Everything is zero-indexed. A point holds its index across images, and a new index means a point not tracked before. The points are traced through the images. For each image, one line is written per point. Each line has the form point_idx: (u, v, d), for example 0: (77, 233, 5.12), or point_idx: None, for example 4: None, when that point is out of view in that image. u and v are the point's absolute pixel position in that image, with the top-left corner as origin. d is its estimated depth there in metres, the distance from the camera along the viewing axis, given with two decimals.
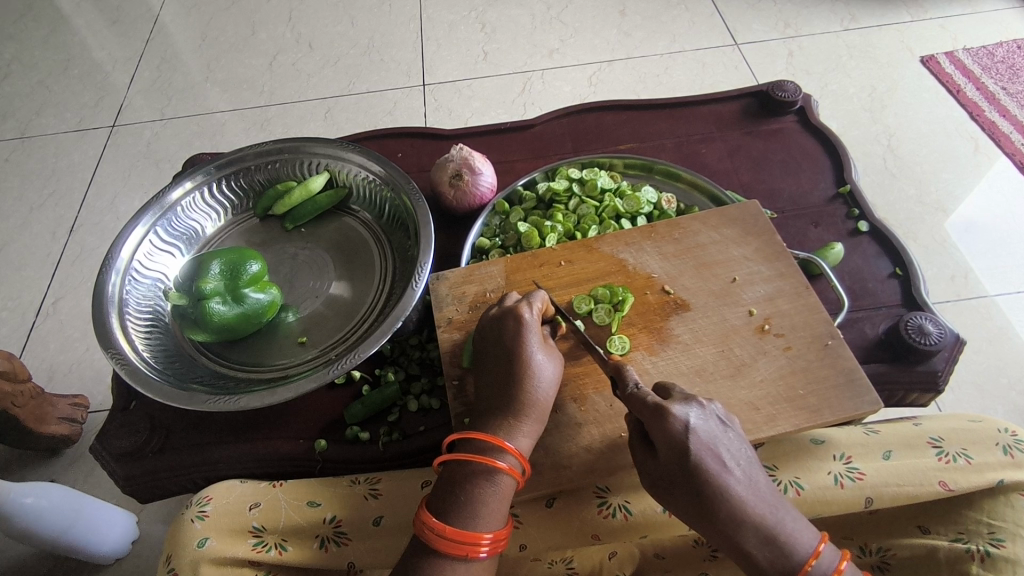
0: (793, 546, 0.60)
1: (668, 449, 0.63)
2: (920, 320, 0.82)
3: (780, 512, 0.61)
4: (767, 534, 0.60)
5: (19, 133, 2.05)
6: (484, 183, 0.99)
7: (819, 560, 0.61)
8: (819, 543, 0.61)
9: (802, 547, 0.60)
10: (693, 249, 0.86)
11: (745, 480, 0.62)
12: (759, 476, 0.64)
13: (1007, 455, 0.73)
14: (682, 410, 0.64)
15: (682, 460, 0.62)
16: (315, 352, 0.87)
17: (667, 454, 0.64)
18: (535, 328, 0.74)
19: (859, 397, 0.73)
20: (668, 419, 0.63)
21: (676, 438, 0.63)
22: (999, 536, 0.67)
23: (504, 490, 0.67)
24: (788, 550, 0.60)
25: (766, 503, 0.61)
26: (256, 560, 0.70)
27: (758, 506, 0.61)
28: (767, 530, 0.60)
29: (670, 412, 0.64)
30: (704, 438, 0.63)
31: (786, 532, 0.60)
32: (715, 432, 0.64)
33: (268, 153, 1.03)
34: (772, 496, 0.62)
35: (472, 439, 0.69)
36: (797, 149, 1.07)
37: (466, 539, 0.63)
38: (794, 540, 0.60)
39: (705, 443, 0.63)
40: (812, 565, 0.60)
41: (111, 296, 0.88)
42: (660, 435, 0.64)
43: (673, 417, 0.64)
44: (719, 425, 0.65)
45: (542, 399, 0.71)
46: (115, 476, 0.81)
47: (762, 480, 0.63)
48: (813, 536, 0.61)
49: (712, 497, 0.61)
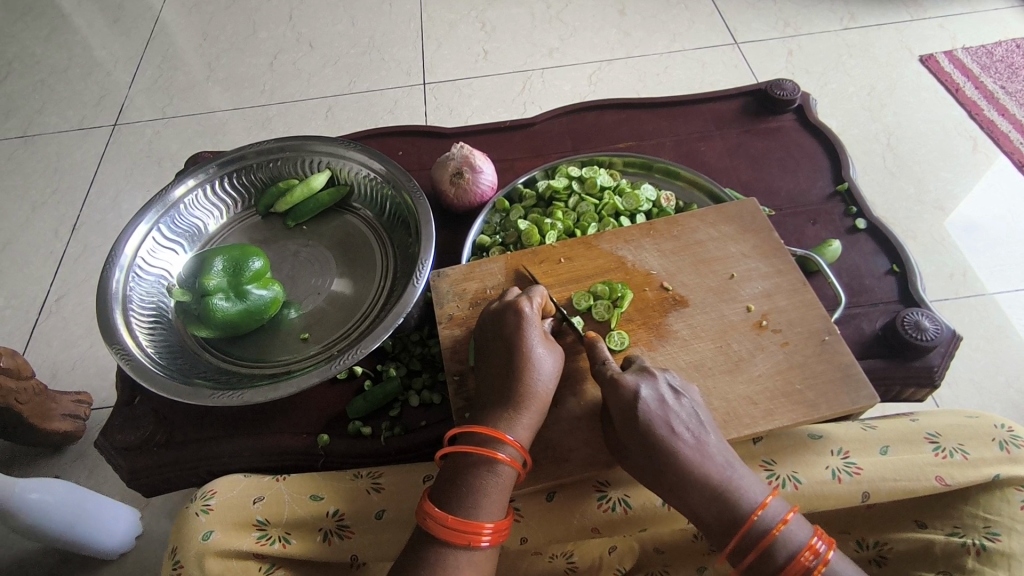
0: (738, 502, 0.64)
1: (621, 416, 0.69)
2: (916, 316, 0.83)
3: (727, 470, 0.65)
4: (712, 491, 0.64)
5: (20, 132, 2.05)
6: (484, 181, 1.00)
7: (764, 513, 0.63)
8: (766, 497, 0.64)
9: (747, 501, 0.64)
10: (692, 246, 0.87)
11: (693, 442, 0.67)
12: (710, 438, 0.68)
13: (1004, 450, 0.73)
14: (633, 380, 0.70)
15: (633, 425, 0.68)
16: (318, 348, 0.88)
17: (619, 420, 0.69)
18: (535, 321, 0.75)
19: (856, 392, 0.74)
20: (619, 387, 0.69)
21: (626, 404, 0.69)
22: (994, 530, 0.68)
23: (505, 481, 0.68)
24: (732, 505, 0.64)
25: (712, 462, 0.66)
26: (261, 553, 0.71)
27: (704, 466, 0.65)
28: (713, 487, 0.65)
29: (621, 382, 0.70)
30: (652, 405, 0.68)
31: (731, 487, 0.64)
32: (666, 399, 0.69)
33: (270, 151, 1.04)
34: (721, 456, 0.66)
35: (473, 432, 0.70)
36: (794, 147, 1.08)
37: (468, 528, 0.64)
38: (738, 495, 0.64)
39: (653, 409, 0.68)
40: (757, 517, 0.63)
41: (114, 293, 0.89)
42: (615, 403, 0.70)
43: (624, 387, 0.69)
44: (670, 393, 0.70)
45: (542, 391, 0.72)
46: (120, 471, 0.81)
47: (712, 443, 0.67)
48: (760, 491, 0.65)
49: (660, 458, 0.66)
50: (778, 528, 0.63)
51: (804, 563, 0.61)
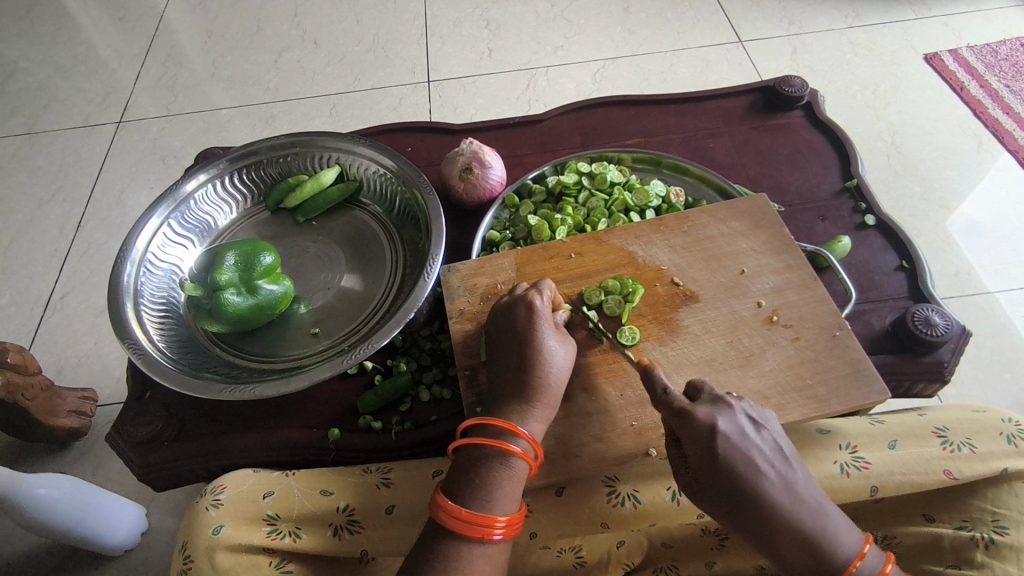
0: (831, 549, 0.62)
1: (701, 456, 0.65)
2: (927, 312, 0.83)
3: (819, 514, 0.63)
4: (805, 539, 0.62)
5: (25, 129, 2.06)
6: (493, 177, 1.00)
7: (864, 562, 0.62)
8: (863, 545, 0.63)
9: (843, 550, 0.62)
10: (702, 242, 0.87)
11: (780, 484, 0.64)
12: (796, 477, 0.65)
13: (1011, 444, 0.73)
14: (712, 414, 0.66)
15: (716, 467, 0.64)
16: (328, 343, 0.88)
17: (698, 461, 0.65)
18: (547, 314, 0.75)
19: (867, 387, 0.74)
20: (697, 425, 0.65)
21: (706, 444, 0.64)
22: (1003, 523, 0.68)
23: (519, 474, 0.68)
24: (830, 554, 0.62)
25: (804, 507, 0.63)
26: (271, 547, 0.71)
27: (794, 510, 0.63)
28: (805, 535, 0.62)
29: (697, 416, 0.65)
30: (735, 441, 0.64)
31: (825, 535, 0.62)
32: (748, 437, 0.65)
33: (281, 147, 1.04)
34: (811, 497, 0.64)
35: (486, 425, 0.70)
36: (803, 144, 1.08)
37: (482, 521, 0.64)
38: (832, 543, 0.62)
39: (736, 447, 0.64)
40: (858, 566, 0.62)
41: (126, 286, 0.89)
42: (690, 438, 0.66)
43: (701, 421, 0.65)
44: (750, 426, 0.66)
45: (554, 384, 0.72)
46: (131, 464, 0.82)
47: (799, 483, 0.65)
48: (856, 539, 0.63)
49: (746, 502, 0.63)
50: None
51: None
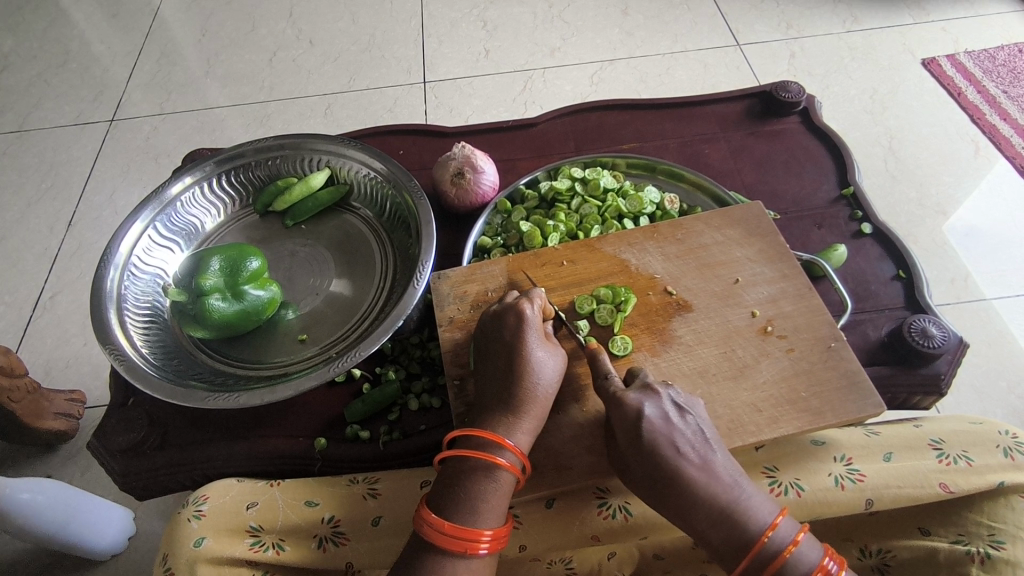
0: (746, 523, 0.63)
1: (625, 433, 0.68)
2: (923, 323, 0.82)
3: (736, 489, 0.64)
4: (721, 512, 0.63)
5: (16, 127, 2.03)
6: (486, 182, 0.99)
7: (776, 533, 0.63)
8: (775, 517, 0.64)
9: (756, 522, 0.63)
10: (696, 250, 0.86)
11: (700, 462, 0.66)
12: (717, 455, 0.66)
13: (1008, 457, 0.72)
14: (638, 398, 0.68)
15: (636, 442, 0.67)
16: (315, 350, 0.87)
17: (624, 439, 0.68)
18: (536, 324, 0.74)
19: (863, 400, 0.73)
20: (622, 405, 0.68)
21: (630, 423, 0.67)
22: (999, 538, 0.67)
23: (505, 488, 0.66)
24: (740, 525, 0.63)
25: (720, 482, 0.65)
26: (253, 560, 0.70)
27: (712, 486, 0.64)
28: (722, 509, 0.64)
29: (626, 401, 0.68)
30: (657, 423, 0.67)
31: (740, 509, 0.63)
32: (672, 416, 0.68)
33: (270, 149, 1.03)
34: (730, 475, 0.65)
35: (472, 436, 0.69)
36: (800, 150, 1.06)
37: (466, 535, 0.62)
38: (746, 516, 0.63)
39: (659, 428, 0.67)
40: (768, 538, 0.62)
41: (109, 292, 0.87)
42: (618, 420, 0.68)
43: (629, 405, 0.68)
44: (675, 411, 0.68)
45: (542, 395, 0.71)
46: (113, 473, 0.80)
47: (720, 461, 0.66)
48: (770, 511, 0.64)
49: (665, 478, 0.65)
50: (788, 550, 0.62)
51: None
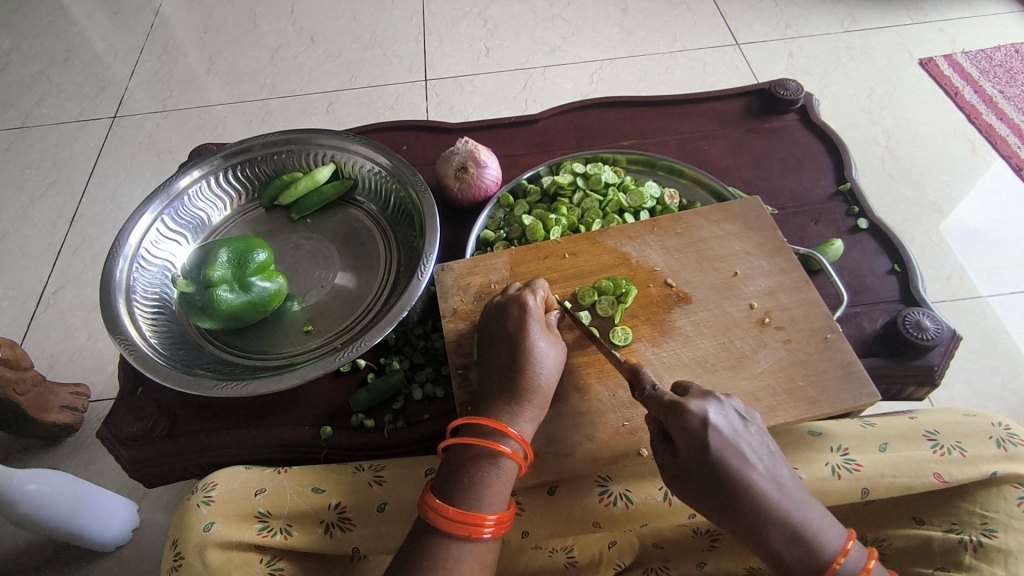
0: (819, 544, 0.61)
1: (688, 444, 0.64)
2: (917, 315, 0.84)
3: (805, 508, 0.62)
4: (794, 531, 0.61)
5: (19, 123, 2.04)
6: (489, 176, 1.00)
7: (847, 560, 0.61)
8: (846, 541, 0.62)
9: (830, 545, 0.61)
10: (695, 243, 0.87)
11: (769, 476, 0.63)
12: (782, 471, 0.64)
13: (1001, 448, 0.74)
14: (703, 406, 0.65)
15: (702, 454, 0.63)
16: (321, 341, 0.88)
17: (688, 451, 0.64)
18: (538, 314, 0.76)
19: (858, 390, 0.75)
20: (686, 413, 0.64)
21: (696, 434, 0.63)
22: (992, 526, 0.69)
23: (508, 475, 0.68)
24: (813, 547, 0.60)
25: (790, 498, 0.62)
26: (262, 545, 0.71)
27: (783, 503, 0.61)
28: (793, 528, 0.61)
29: (689, 408, 0.64)
30: (725, 434, 0.63)
31: (812, 529, 0.61)
32: (735, 429, 0.65)
33: (276, 144, 1.04)
34: (797, 492, 0.63)
35: (476, 424, 0.70)
36: (798, 147, 1.08)
37: (470, 520, 0.64)
38: (819, 537, 0.61)
39: (727, 440, 0.63)
40: (841, 564, 0.60)
41: (118, 282, 0.89)
42: (680, 431, 0.64)
43: (693, 414, 0.64)
44: (738, 421, 0.66)
45: (544, 385, 0.72)
46: (122, 460, 0.82)
47: (786, 476, 0.64)
48: (840, 534, 0.62)
49: (735, 493, 0.62)
50: None
51: None
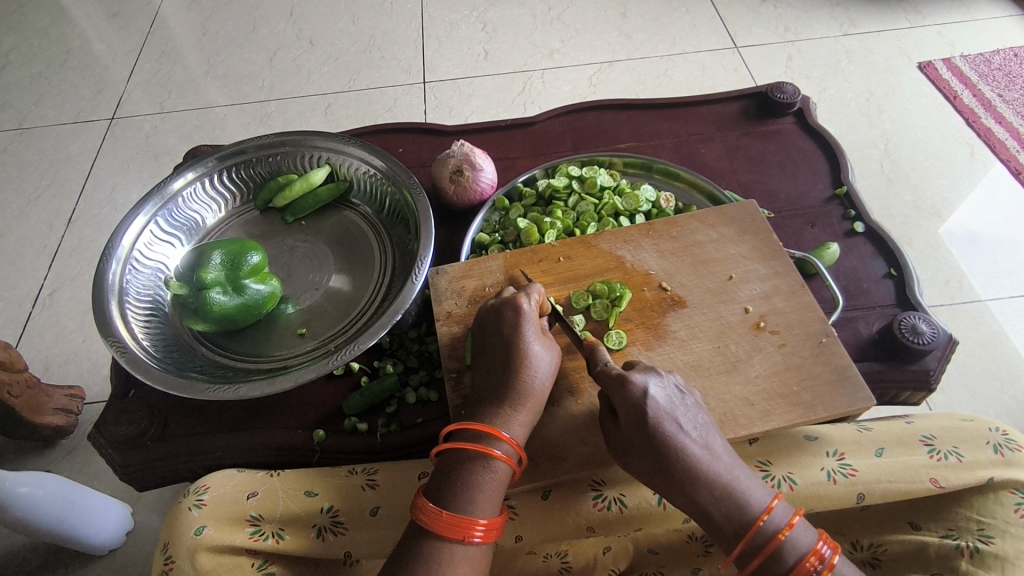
0: (745, 503, 0.63)
1: (627, 411, 0.67)
2: (914, 320, 0.83)
3: (735, 470, 0.64)
4: (721, 491, 0.63)
5: (16, 124, 2.04)
6: (484, 180, 1.00)
7: (772, 517, 0.62)
8: (771, 501, 0.63)
9: (754, 503, 0.63)
10: (690, 247, 0.87)
11: (701, 442, 0.66)
12: (715, 438, 0.66)
13: (998, 453, 0.73)
14: (643, 378, 0.68)
15: (639, 420, 0.66)
16: (315, 343, 0.88)
17: (626, 418, 0.67)
18: (534, 319, 0.76)
19: (853, 394, 0.74)
20: (626, 383, 0.67)
21: (634, 401, 0.67)
22: (988, 532, 0.68)
23: (501, 478, 0.68)
24: (737, 507, 0.62)
25: (721, 462, 0.64)
26: (254, 549, 0.71)
27: (713, 464, 0.64)
28: (722, 488, 0.63)
29: (631, 379, 0.68)
30: (660, 402, 0.67)
31: (739, 489, 0.63)
32: (672, 398, 0.68)
33: (271, 147, 1.04)
34: (728, 457, 0.65)
35: (467, 429, 0.70)
36: (794, 151, 1.08)
37: (461, 522, 0.63)
38: (745, 497, 0.63)
39: (662, 407, 0.66)
40: (765, 521, 0.62)
41: (111, 284, 0.88)
42: (621, 400, 0.67)
43: (633, 383, 0.67)
44: (676, 393, 0.69)
45: (538, 388, 0.72)
46: (112, 464, 0.81)
47: (718, 443, 0.66)
48: (765, 495, 0.63)
49: (666, 455, 0.64)
50: (782, 534, 0.61)
51: (809, 568, 0.61)
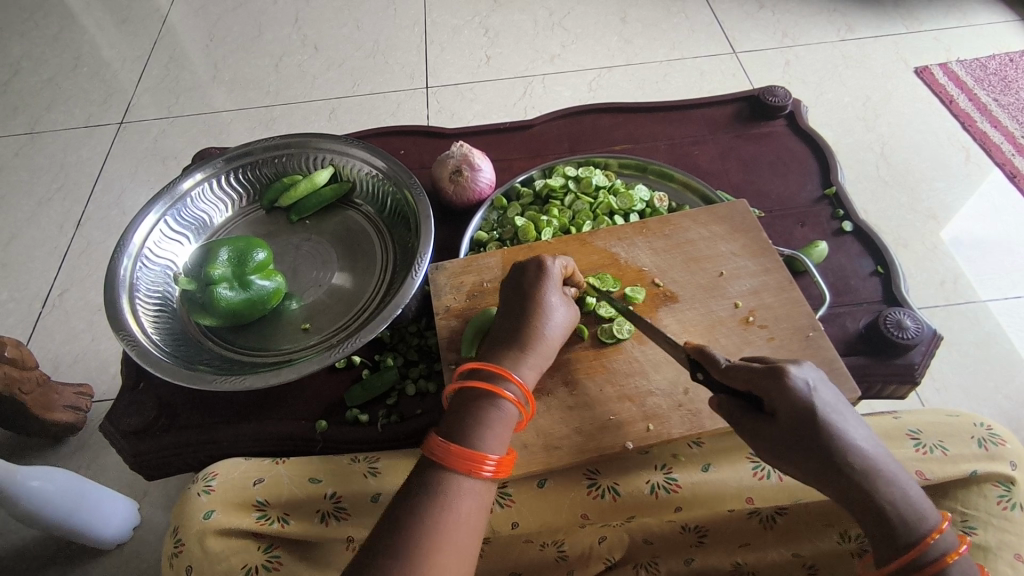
0: (916, 517, 0.59)
1: (790, 408, 0.62)
2: (898, 315, 0.85)
3: (903, 479, 0.61)
4: (895, 502, 0.60)
5: (27, 128, 2.08)
6: (482, 179, 1.03)
7: (943, 537, 0.59)
8: (942, 522, 0.60)
9: (926, 517, 0.59)
10: (682, 244, 0.90)
11: (869, 445, 0.62)
12: (878, 442, 0.63)
13: (982, 448, 0.76)
14: (802, 372, 0.64)
15: (807, 417, 0.61)
16: (318, 338, 0.91)
17: (789, 415, 0.62)
18: (557, 276, 0.79)
19: (838, 386, 0.77)
20: (790, 379, 0.63)
21: (800, 399, 0.62)
22: (972, 523, 0.70)
23: (509, 418, 0.70)
24: (913, 516, 0.59)
25: (890, 469, 0.61)
26: (259, 532, 0.74)
27: (884, 470, 0.60)
28: (894, 497, 0.60)
29: (789, 372, 0.63)
30: (824, 400, 0.62)
31: (911, 500, 0.60)
32: (833, 398, 0.64)
33: (276, 148, 1.07)
34: (894, 463, 0.62)
35: (479, 369, 0.72)
36: (785, 152, 1.11)
37: (472, 455, 0.64)
38: (918, 511, 0.60)
39: (828, 406, 0.62)
40: (936, 539, 0.59)
41: (122, 280, 0.92)
42: (783, 397, 0.62)
43: (794, 379, 0.63)
44: (832, 392, 0.65)
45: (551, 339, 0.76)
46: (123, 452, 0.84)
47: (881, 447, 0.63)
48: (935, 514, 0.60)
49: (838, 456, 0.61)
50: (952, 557, 0.58)
51: None
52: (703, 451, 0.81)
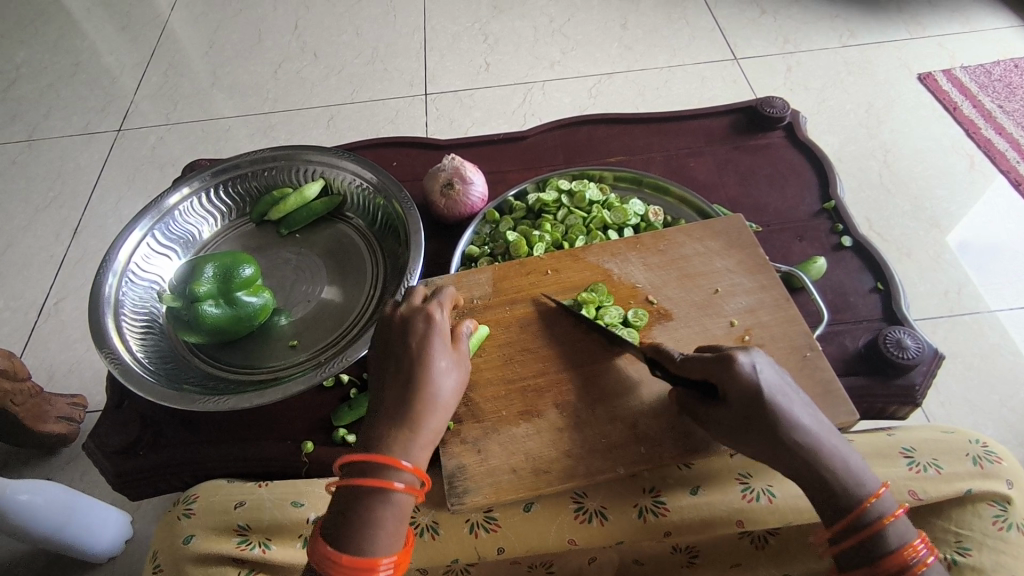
0: (855, 485, 0.64)
1: (739, 393, 0.66)
2: (898, 334, 0.83)
3: (844, 450, 0.66)
4: (834, 473, 0.64)
5: (25, 136, 2.08)
6: (474, 193, 1.01)
7: (880, 502, 0.63)
8: (880, 488, 0.64)
9: (864, 484, 0.64)
10: (677, 260, 0.88)
11: (813, 421, 0.66)
12: (821, 418, 0.68)
13: (977, 465, 0.73)
14: (748, 358, 0.68)
15: (754, 401, 0.66)
16: (306, 355, 0.89)
17: (739, 400, 0.66)
18: (445, 331, 0.75)
19: (836, 408, 0.75)
20: (736, 367, 0.67)
21: (748, 383, 0.66)
22: (965, 544, 0.69)
23: (402, 507, 0.66)
24: (853, 483, 0.64)
25: (831, 442, 0.66)
26: (240, 558, 0.72)
27: (826, 443, 0.65)
28: (835, 469, 0.64)
29: (737, 359, 0.67)
30: (769, 382, 0.67)
31: (852, 469, 0.65)
32: (778, 379, 0.68)
33: (265, 161, 1.06)
34: (836, 435, 0.67)
35: (362, 459, 0.67)
36: (783, 164, 1.09)
37: (361, 565, 0.62)
38: (857, 479, 0.64)
39: (773, 387, 0.67)
40: (872, 504, 0.63)
41: (107, 297, 0.90)
42: (732, 383, 0.67)
43: (741, 365, 0.67)
44: (777, 374, 0.69)
45: (442, 406, 0.71)
46: (106, 473, 0.83)
47: (825, 422, 0.67)
48: (874, 481, 0.65)
49: (783, 433, 0.65)
50: (889, 519, 0.63)
51: (906, 558, 0.61)
52: (692, 474, 0.77)
